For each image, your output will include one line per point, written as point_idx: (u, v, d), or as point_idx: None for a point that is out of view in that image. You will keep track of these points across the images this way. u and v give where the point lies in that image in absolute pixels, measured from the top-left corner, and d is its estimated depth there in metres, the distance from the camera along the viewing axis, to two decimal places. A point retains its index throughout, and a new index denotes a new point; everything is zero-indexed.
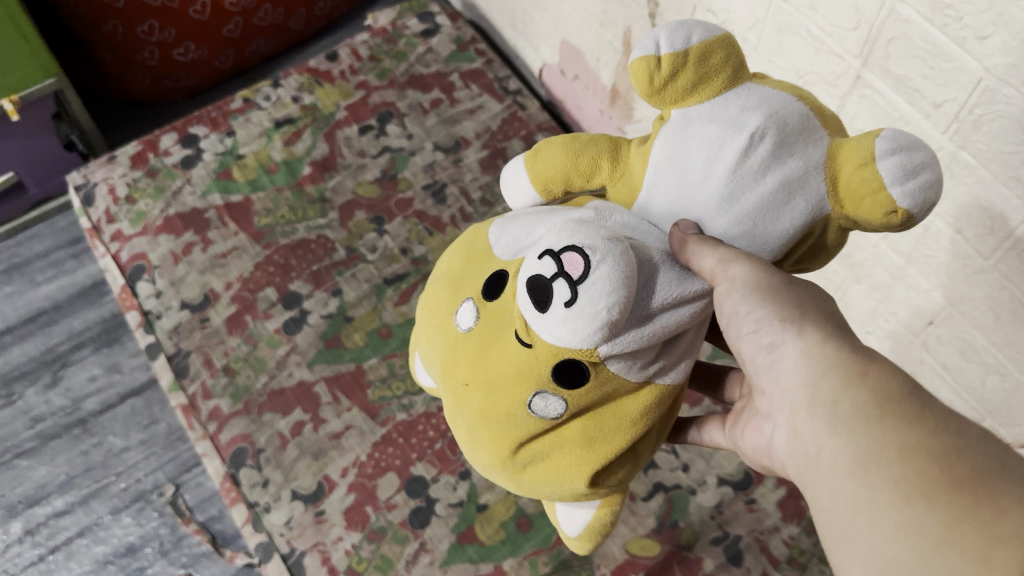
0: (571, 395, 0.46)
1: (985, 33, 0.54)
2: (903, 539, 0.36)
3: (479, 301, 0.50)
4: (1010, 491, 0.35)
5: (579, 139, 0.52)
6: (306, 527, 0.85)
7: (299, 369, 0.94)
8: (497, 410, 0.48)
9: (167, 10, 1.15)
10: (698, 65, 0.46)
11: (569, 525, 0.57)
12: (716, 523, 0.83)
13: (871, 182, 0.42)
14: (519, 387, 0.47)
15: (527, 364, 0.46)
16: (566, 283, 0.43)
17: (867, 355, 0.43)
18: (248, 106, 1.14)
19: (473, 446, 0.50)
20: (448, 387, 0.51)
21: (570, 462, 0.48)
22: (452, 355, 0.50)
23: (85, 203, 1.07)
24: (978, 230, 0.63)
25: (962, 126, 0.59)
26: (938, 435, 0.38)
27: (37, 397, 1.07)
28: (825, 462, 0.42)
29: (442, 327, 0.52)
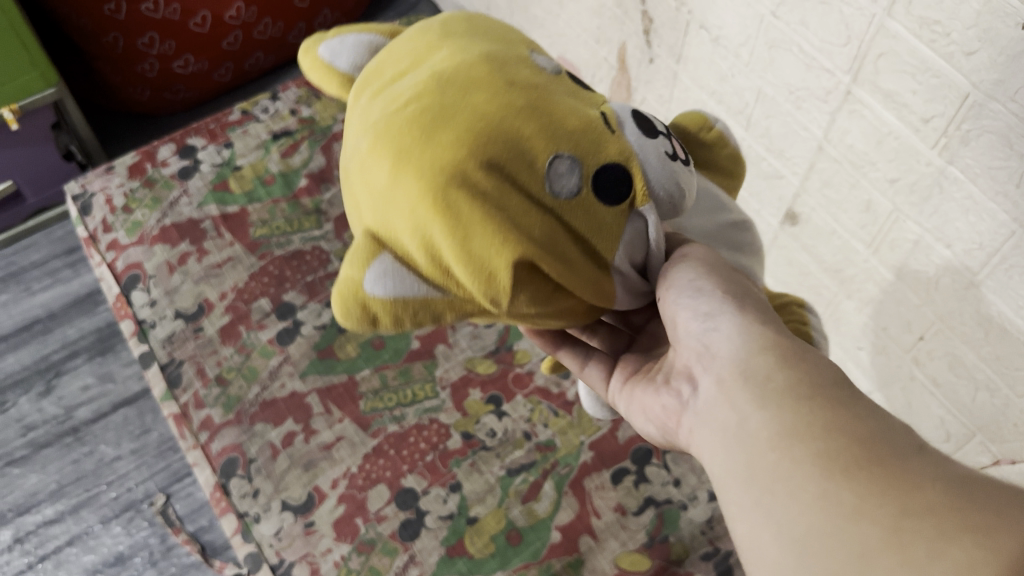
0: (585, 194, 0.44)
1: (971, 49, 0.54)
2: (818, 509, 0.33)
3: (562, 73, 0.49)
4: (929, 468, 0.32)
5: None
6: (295, 538, 0.84)
7: (291, 380, 0.94)
8: (522, 126, 0.44)
9: (168, 23, 1.16)
10: (727, 156, 0.56)
11: (379, 277, 0.44)
12: (707, 539, 0.83)
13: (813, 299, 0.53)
14: (568, 140, 0.44)
15: (596, 134, 0.45)
16: (673, 147, 0.48)
17: (805, 346, 0.42)
18: (246, 119, 1.16)
19: (452, 116, 0.44)
20: (476, 62, 0.46)
21: (518, 225, 0.43)
22: (513, 61, 0.47)
23: (83, 212, 1.08)
24: (967, 246, 0.63)
25: (950, 141, 0.60)
26: (866, 420, 0.36)
27: (30, 405, 1.07)
28: (745, 433, 0.39)
29: (508, 47, 0.49)
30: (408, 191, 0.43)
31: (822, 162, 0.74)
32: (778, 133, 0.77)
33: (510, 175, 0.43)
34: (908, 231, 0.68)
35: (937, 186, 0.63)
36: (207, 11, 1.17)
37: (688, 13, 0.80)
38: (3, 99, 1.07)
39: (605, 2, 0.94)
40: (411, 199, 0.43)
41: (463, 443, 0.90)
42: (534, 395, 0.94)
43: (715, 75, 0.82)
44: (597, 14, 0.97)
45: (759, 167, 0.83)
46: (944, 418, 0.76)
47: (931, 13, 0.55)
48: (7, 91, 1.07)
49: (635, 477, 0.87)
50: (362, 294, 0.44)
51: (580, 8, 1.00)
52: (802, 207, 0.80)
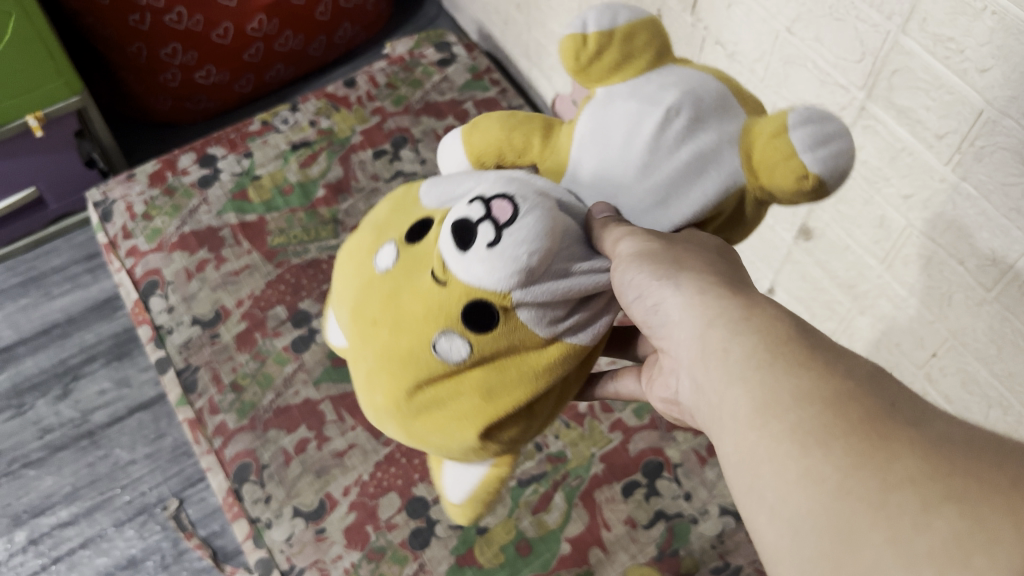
0: (478, 341, 0.49)
1: (985, 66, 0.54)
2: (804, 487, 0.34)
3: (398, 244, 0.53)
4: (903, 431, 0.33)
5: (515, 118, 0.56)
6: (306, 545, 0.85)
7: (305, 387, 0.95)
8: (402, 347, 0.50)
9: (191, 34, 1.18)
10: (624, 44, 0.52)
11: (451, 493, 0.60)
12: (717, 553, 0.83)
13: (784, 149, 0.47)
14: (428, 325, 0.49)
15: (440, 301, 0.49)
16: (491, 228, 0.47)
17: (752, 303, 0.43)
18: (265, 129, 1.17)
19: (370, 384, 0.53)
20: (353, 327, 0.53)
21: (467, 408, 0.50)
22: (363, 291, 0.53)
23: (103, 218, 1.09)
24: (980, 262, 0.64)
25: (964, 157, 0.60)
26: (831, 379, 0.37)
27: (47, 408, 1.08)
28: (725, 413, 0.40)
29: (360, 267, 0.55)
30: (403, 437, 0.54)
31: None
32: None
33: (425, 380, 0.50)
34: (921, 247, 0.69)
35: (950, 203, 0.64)
36: (230, 22, 1.19)
37: (704, 28, 0.81)
38: (28, 106, 1.09)
39: None
40: (407, 439, 0.54)
41: None
42: None
43: None
44: None
45: None
46: None
47: (945, 31, 0.56)
48: (32, 98, 1.09)
49: (646, 490, 0.87)
50: (460, 504, 0.60)
51: None
52: (816, 222, 0.80)
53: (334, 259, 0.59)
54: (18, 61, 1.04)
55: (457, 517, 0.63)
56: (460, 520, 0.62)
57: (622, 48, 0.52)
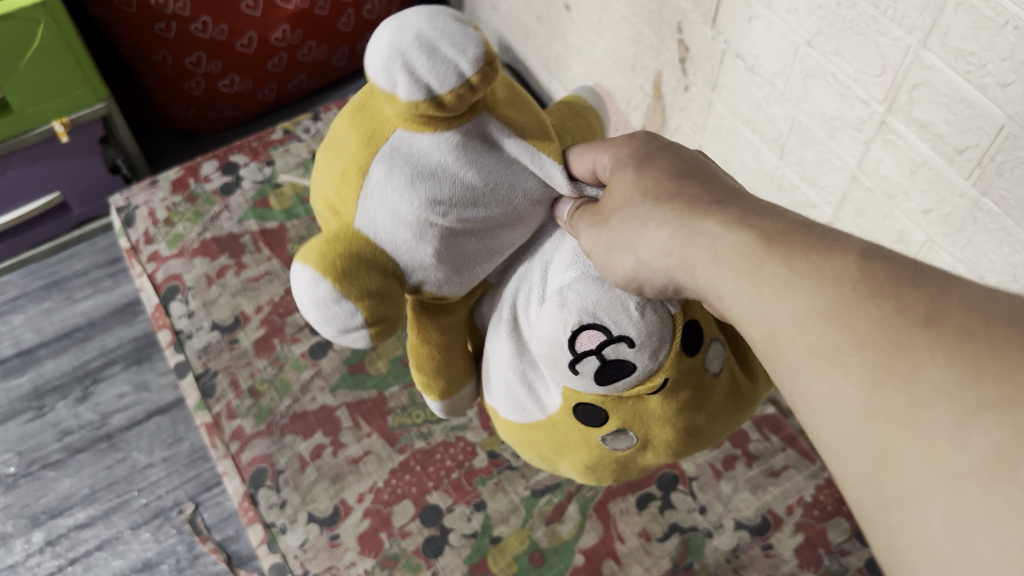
0: (709, 330, 0.55)
1: (1007, 80, 0.54)
2: (834, 411, 0.35)
3: (608, 431, 0.55)
4: (918, 331, 0.33)
5: (422, 349, 0.59)
6: (320, 550, 0.85)
7: (322, 394, 0.96)
8: (714, 397, 0.56)
9: (215, 43, 1.19)
10: (370, 285, 0.50)
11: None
12: (731, 567, 0.82)
13: (464, 94, 0.47)
14: (704, 375, 0.54)
15: (688, 370, 0.53)
16: (613, 341, 0.49)
17: (718, 228, 0.42)
18: (287, 138, 1.18)
19: (742, 418, 0.61)
20: (696, 447, 0.59)
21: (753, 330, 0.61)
22: (655, 447, 0.57)
23: (126, 223, 1.10)
24: (1000, 277, 0.63)
25: (985, 172, 0.60)
26: (826, 289, 0.36)
27: (67, 410, 1.10)
28: (747, 337, 0.41)
29: (629, 456, 0.58)
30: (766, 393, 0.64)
31: (855, 192, 0.74)
32: (812, 162, 0.78)
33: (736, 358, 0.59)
34: (941, 262, 0.68)
35: (969, 218, 0.63)
36: (254, 32, 1.21)
37: (724, 42, 0.81)
38: (54, 111, 1.11)
39: (642, 31, 0.95)
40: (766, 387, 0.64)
41: (489, 462, 0.90)
42: None
43: (750, 103, 0.82)
44: (634, 42, 0.98)
45: (793, 196, 0.83)
46: None
47: (967, 45, 0.56)
48: (58, 104, 1.10)
49: (661, 503, 0.87)
50: None
51: (617, 37, 1.01)
52: None
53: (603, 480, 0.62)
54: (46, 67, 1.05)
55: None
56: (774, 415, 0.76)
57: (377, 269, 0.50)
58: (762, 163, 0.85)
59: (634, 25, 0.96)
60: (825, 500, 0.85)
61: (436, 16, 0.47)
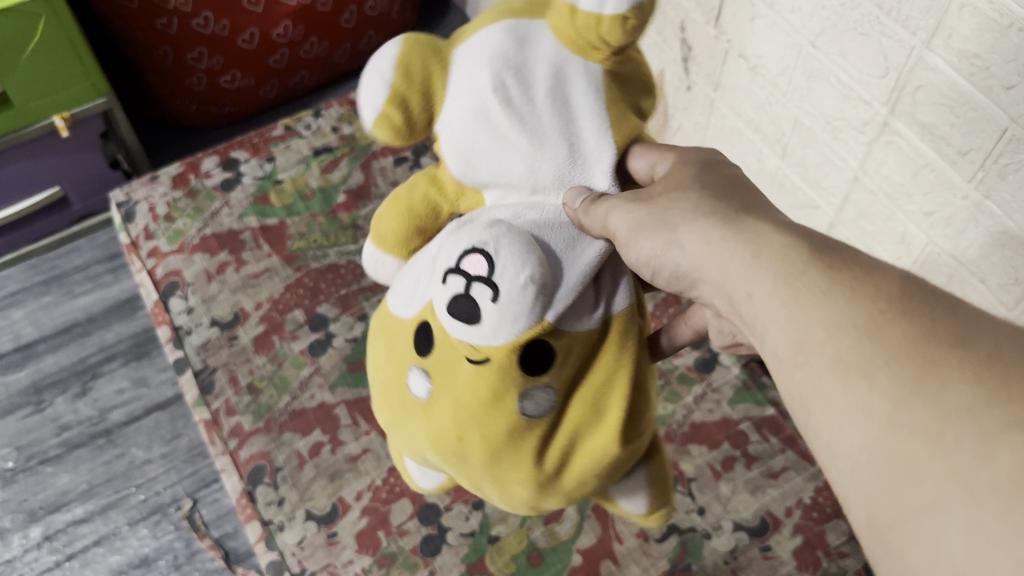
0: (551, 378, 0.52)
1: (1010, 82, 0.54)
2: (854, 421, 0.35)
3: (422, 368, 0.55)
4: (948, 351, 0.33)
5: (401, 195, 0.59)
6: (318, 548, 0.85)
7: (321, 391, 0.95)
8: (496, 435, 0.53)
9: (217, 38, 1.19)
10: (413, 90, 0.53)
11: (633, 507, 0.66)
12: (730, 569, 0.82)
13: (592, 18, 0.50)
14: (502, 400, 0.52)
15: (495, 382, 0.51)
16: (483, 283, 0.49)
17: (761, 233, 0.43)
18: (288, 134, 1.18)
19: (504, 489, 0.56)
20: (450, 461, 0.56)
21: (592, 443, 0.54)
22: (429, 422, 0.55)
23: (126, 219, 1.10)
24: (1002, 280, 0.63)
25: (987, 175, 0.60)
26: (860, 304, 0.37)
27: (66, 405, 1.09)
28: (766, 347, 0.41)
29: (411, 407, 0.57)
30: (559, 504, 0.58)
31: (857, 194, 0.74)
32: (814, 163, 0.77)
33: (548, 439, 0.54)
34: (942, 264, 0.68)
35: (972, 221, 0.63)
36: (255, 28, 1.21)
37: (727, 41, 0.81)
38: (54, 106, 1.10)
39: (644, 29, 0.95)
40: (566, 500, 0.58)
41: None
42: None
43: (753, 104, 0.82)
44: None
45: (795, 197, 0.83)
46: None
47: (971, 46, 0.56)
48: (58, 99, 1.10)
49: None
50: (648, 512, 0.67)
51: None
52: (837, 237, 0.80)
53: (387, 422, 0.61)
54: (47, 62, 1.05)
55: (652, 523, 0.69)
56: (658, 520, 0.68)
57: (427, 88, 0.54)
58: (764, 162, 0.85)
59: None
60: (824, 503, 0.85)
61: None
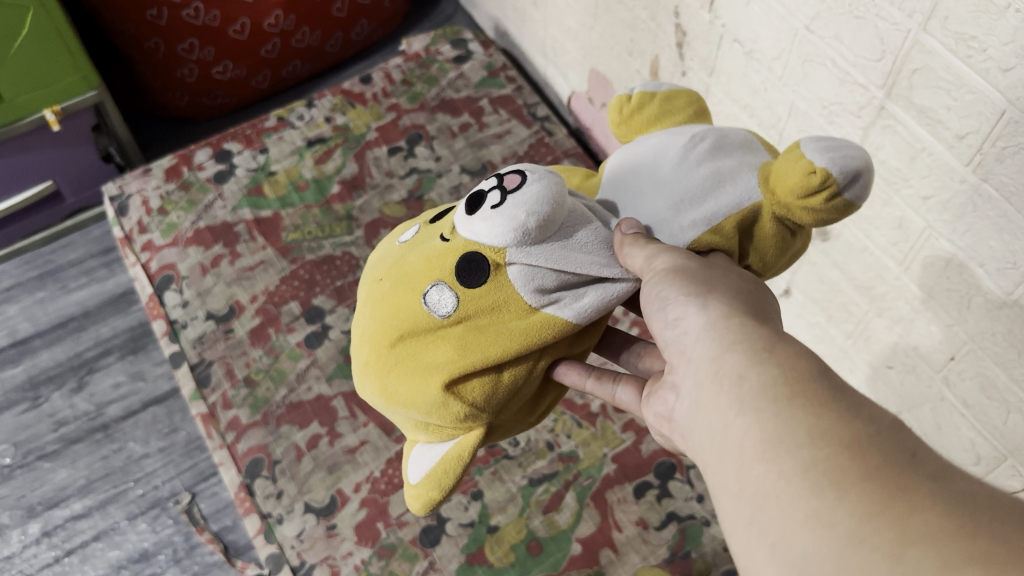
0: (465, 294, 0.49)
1: (1008, 65, 0.53)
2: (812, 529, 0.33)
3: (422, 227, 0.57)
4: (922, 484, 0.32)
5: (567, 168, 0.62)
6: (317, 541, 0.85)
7: (317, 383, 0.95)
8: (397, 297, 0.51)
9: (208, 29, 1.18)
10: (661, 103, 0.57)
11: (412, 473, 0.56)
12: (729, 555, 0.82)
13: (797, 158, 0.47)
14: (426, 274, 0.51)
15: (438, 255, 0.51)
16: (500, 195, 0.50)
17: (776, 336, 0.42)
18: (281, 125, 1.17)
19: (361, 340, 0.54)
20: (365, 292, 0.55)
21: (432, 362, 0.50)
22: (382, 259, 0.56)
23: (119, 212, 1.09)
24: (1000, 265, 0.62)
25: (985, 158, 0.59)
26: (848, 421, 0.36)
27: (63, 401, 1.09)
28: (728, 442, 0.39)
29: (384, 249, 0.58)
30: (372, 401, 0.53)
31: None
32: None
33: (410, 337, 0.50)
34: (940, 249, 0.68)
35: (970, 204, 0.63)
36: (247, 18, 1.19)
37: (721, 26, 0.81)
38: (45, 100, 1.10)
39: (639, 14, 0.94)
40: (379, 404, 0.53)
41: (485, 451, 0.89)
42: (558, 405, 0.93)
43: (748, 88, 0.81)
44: (631, 26, 0.97)
45: None
46: (974, 441, 0.74)
47: (968, 29, 0.55)
48: (49, 92, 1.09)
49: (658, 491, 0.86)
50: (416, 487, 0.55)
51: (614, 20, 1.00)
52: (834, 223, 0.79)
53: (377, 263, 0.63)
54: (37, 55, 1.04)
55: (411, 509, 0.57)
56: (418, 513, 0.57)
57: (666, 108, 0.57)
58: None
59: (630, 9, 0.95)
60: None
61: (858, 181, 0.46)
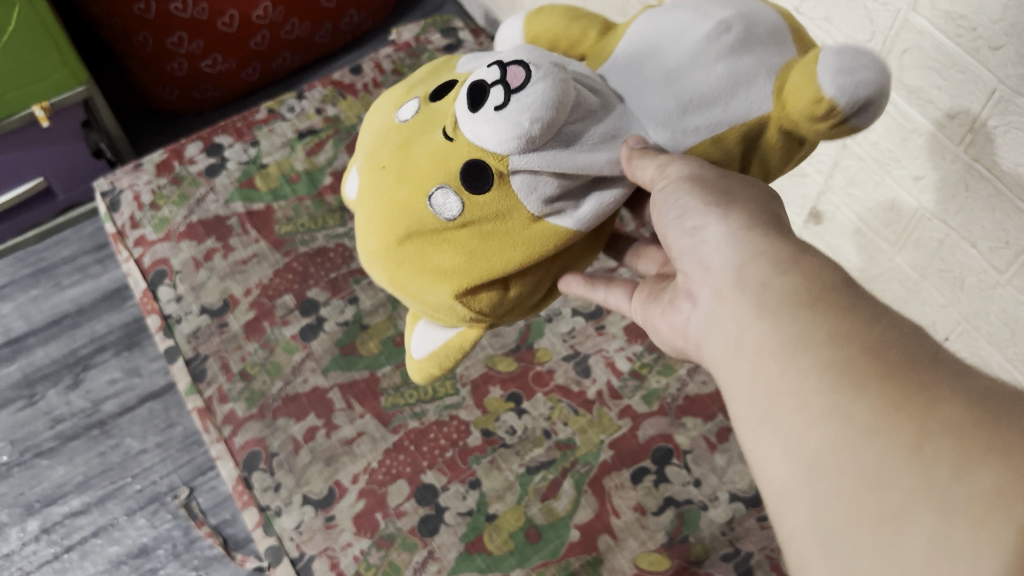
0: (471, 200, 0.48)
1: (997, 43, 0.53)
2: (829, 422, 0.33)
3: (423, 104, 0.54)
4: (942, 381, 0.32)
5: (579, 13, 0.56)
6: (316, 532, 0.85)
7: (313, 375, 0.95)
8: (403, 191, 0.50)
9: (196, 22, 1.17)
10: None
11: (416, 348, 0.58)
12: (727, 539, 0.82)
13: (810, 72, 0.42)
14: (431, 173, 0.49)
15: (444, 154, 0.49)
16: (502, 91, 0.45)
17: (797, 247, 0.41)
18: (272, 117, 1.16)
19: (366, 226, 0.53)
20: (369, 175, 0.54)
21: (437, 265, 0.50)
22: (384, 139, 0.54)
23: (111, 208, 1.09)
24: (993, 244, 0.63)
25: (976, 138, 0.59)
26: (870, 324, 0.36)
27: (59, 398, 1.09)
28: (746, 345, 0.39)
29: (385, 121, 0.56)
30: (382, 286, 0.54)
31: (846, 160, 0.73)
32: None
33: (415, 237, 0.50)
34: (933, 230, 0.68)
35: (962, 183, 0.63)
36: (235, 10, 1.19)
37: None
38: (34, 96, 1.09)
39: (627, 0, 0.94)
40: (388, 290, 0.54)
41: (482, 440, 0.90)
42: (554, 393, 0.93)
43: None
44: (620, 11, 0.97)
45: None
46: None
47: (957, 8, 0.55)
48: (37, 89, 1.09)
49: (656, 477, 0.86)
50: (421, 360, 0.58)
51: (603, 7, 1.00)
52: (826, 205, 0.79)
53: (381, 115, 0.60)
54: (24, 51, 1.04)
55: (414, 377, 0.61)
56: (419, 379, 0.60)
57: None
58: None
59: None
60: None
61: (869, 103, 0.42)
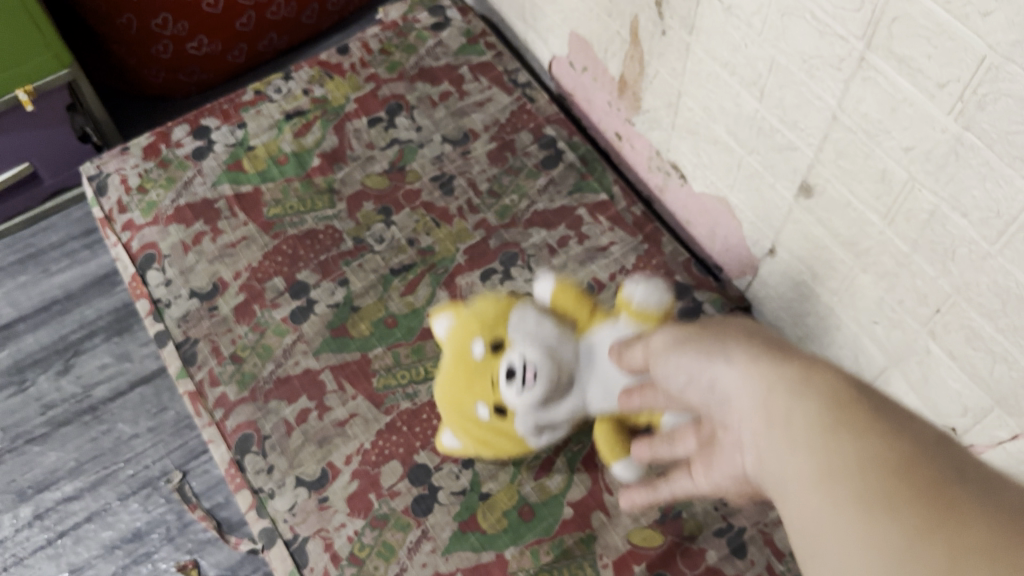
0: (494, 418, 0.77)
1: (988, 9, 0.53)
2: (870, 553, 0.34)
3: (488, 349, 0.75)
4: (969, 500, 0.33)
5: None
6: (309, 514, 0.85)
7: (305, 357, 0.94)
8: (456, 388, 0.78)
9: (181, 4, 1.16)
10: None
11: (448, 438, 0.83)
12: (720, 514, 0.82)
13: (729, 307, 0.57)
14: (476, 395, 0.77)
15: (486, 386, 0.76)
16: (519, 381, 0.71)
17: (818, 369, 0.43)
18: (259, 99, 1.15)
19: (444, 377, 0.80)
20: (450, 353, 0.79)
21: (470, 431, 0.80)
22: (464, 339, 0.78)
23: (98, 192, 1.08)
24: (983, 214, 0.62)
25: (967, 107, 0.59)
26: (893, 441, 0.36)
27: (49, 384, 1.08)
28: (790, 482, 0.40)
29: (467, 327, 0.78)
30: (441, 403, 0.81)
31: (837, 132, 0.72)
32: (792, 104, 0.76)
33: (462, 409, 0.78)
34: (923, 201, 0.67)
35: (952, 153, 0.62)
36: None
37: None
38: (17, 80, 1.08)
39: None
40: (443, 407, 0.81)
41: None
42: None
43: (727, 44, 0.81)
44: None
45: (773, 139, 0.82)
46: (962, 392, 0.75)
47: None
48: (21, 72, 1.07)
49: None
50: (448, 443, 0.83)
51: None
52: (817, 178, 0.79)
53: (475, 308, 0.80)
54: (7, 34, 1.02)
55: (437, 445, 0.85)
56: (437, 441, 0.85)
57: None
58: (742, 107, 0.84)
59: None
60: None
61: None
